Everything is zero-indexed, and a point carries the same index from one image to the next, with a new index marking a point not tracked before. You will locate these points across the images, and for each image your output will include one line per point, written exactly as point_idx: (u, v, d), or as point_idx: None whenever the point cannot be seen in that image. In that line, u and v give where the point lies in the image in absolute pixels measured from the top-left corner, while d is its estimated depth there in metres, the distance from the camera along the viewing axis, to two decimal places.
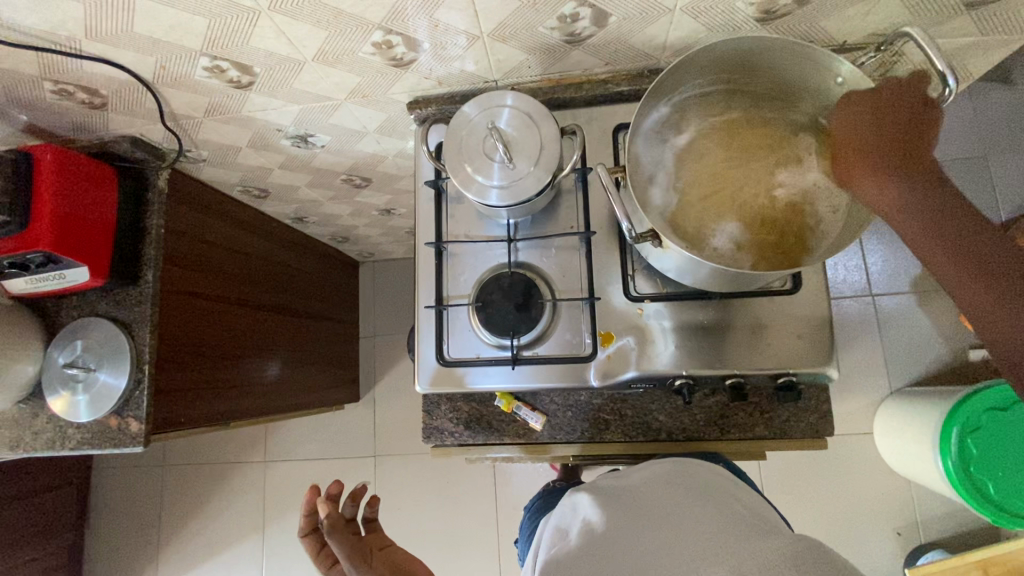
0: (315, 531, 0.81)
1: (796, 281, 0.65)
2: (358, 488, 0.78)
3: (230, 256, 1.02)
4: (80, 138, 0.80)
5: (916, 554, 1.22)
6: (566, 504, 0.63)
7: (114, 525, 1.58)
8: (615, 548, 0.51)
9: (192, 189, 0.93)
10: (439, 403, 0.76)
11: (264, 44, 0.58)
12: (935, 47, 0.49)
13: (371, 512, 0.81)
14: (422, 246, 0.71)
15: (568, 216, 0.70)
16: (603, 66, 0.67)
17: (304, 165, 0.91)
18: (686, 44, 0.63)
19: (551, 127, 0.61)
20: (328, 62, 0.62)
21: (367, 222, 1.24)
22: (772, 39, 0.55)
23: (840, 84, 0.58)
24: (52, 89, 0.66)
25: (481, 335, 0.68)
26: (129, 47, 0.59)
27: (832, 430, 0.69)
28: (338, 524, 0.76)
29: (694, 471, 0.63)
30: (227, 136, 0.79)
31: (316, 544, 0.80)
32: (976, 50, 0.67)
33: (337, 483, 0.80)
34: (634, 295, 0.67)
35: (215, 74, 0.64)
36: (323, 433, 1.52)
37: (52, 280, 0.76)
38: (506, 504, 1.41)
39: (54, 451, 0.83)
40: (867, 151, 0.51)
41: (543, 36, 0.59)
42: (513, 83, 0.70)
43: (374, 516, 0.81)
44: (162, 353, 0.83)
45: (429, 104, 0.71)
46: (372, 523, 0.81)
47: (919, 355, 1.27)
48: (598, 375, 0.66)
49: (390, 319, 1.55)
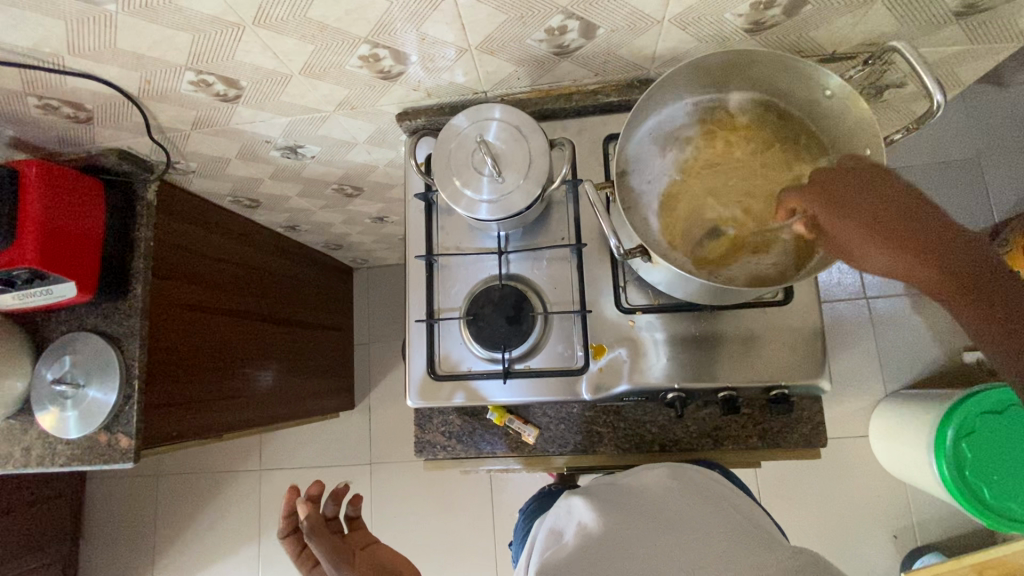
0: (295, 533, 0.79)
1: (788, 293, 0.64)
2: (342, 488, 0.78)
3: (221, 266, 1.01)
4: (67, 151, 0.79)
5: (912, 557, 1.22)
6: (562, 506, 0.62)
7: (109, 535, 1.57)
8: (610, 552, 0.51)
9: (181, 200, 0.93)
10: (432, 416, 0.76)
11: (250, 58, 0.58)
12: (921, 60, 0.49)
13: (353, 511, 0.79)
14: (412, 259, 0.71)
15: (559, 228, 0.70)
16: (592, 77, 0.67)
17: (294, 175, 0.91)
18: (675, 55, 0.63)
19: (540, 140, 0.60)
20: (315, 75, 0.61)
21: (360, 230, 1.23)
22: (757, 52, 0.54)
23: (829, 97, 0.56)
24: (37, 104, 0.66)
25: (472, 348, 0.68)
26: (113, 63, 0.58)
27: (825, 440, 0.69)
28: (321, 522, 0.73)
29: (689, 477, 0.62)
30: (216, 147, 0.78)
31: (295, 546, 0.78)
32: (965, 59, 0.67)
33: (319, 482, 0.77)
34: (626, 307, 0.66)
35: (202, 88, 0.63)
36: (318, 440, 1.51)
37: (40, 296, 0.74)
38: (503, 509, 1.41)
39: (43, 468, 0.82)
40: (846, 212, 0.48)
41: (531, 48, 0.59)
42: (502, 94, 0.69)
43: (357, 515, 0.79)
44: (152, 366, 0.82)
45: (418, 116, 0.71)
46: (355, 523, 0.79)
47: (914, 357, 1.27)
48: (590, 389, 0.65)
49: (385, 325, 1.55)
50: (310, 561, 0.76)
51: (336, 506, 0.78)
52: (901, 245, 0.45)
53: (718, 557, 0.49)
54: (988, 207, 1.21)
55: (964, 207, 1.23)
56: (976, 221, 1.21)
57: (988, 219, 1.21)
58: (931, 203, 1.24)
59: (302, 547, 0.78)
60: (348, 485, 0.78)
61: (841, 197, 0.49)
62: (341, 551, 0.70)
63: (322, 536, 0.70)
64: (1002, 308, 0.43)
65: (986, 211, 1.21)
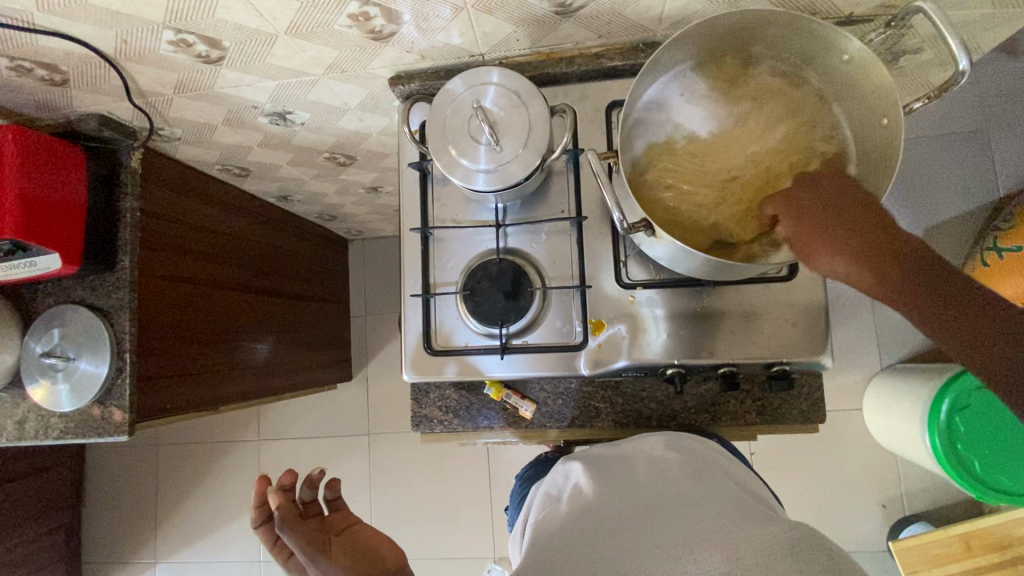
0: (269, 522, 0.81)
1: (792, 269, 0.63)
2: (313, 474, 0.77)
3: (213, 241, 0.99)
4: (45, 116, 0.75)
5: (899, 526, 1.24)
6: (559, 470, 0.64)
7: (112, 503, 1.59)
8: (606, 513, 0.51)
9: (167, 168, 0.89)
10: (428, 391, 0.75)
11: (231, 16, 0.54)
12: (948, 22, 0.47)
13: (331, 495, 0.78)
14: (407, 232, 0.69)
15: (559, 199, 0.68)
16: (596, 39, 0.63)
17: (284, 143, 0.87)
18: (684, 15, 0.59)
19: (540, 107, 0.58)
20: (302, 35, 0.58)
21: (354, 200, 1.20)
22: (771, 11, 0.51)
23: (846, 61, 0.53)
24: (8, 65, 0.62)
25: (469, 323, 0.67)
26: (85, 20, 0.54)
27: (824, 417, 0.69)
28: (289, 516, 0.72)
29: (689, 446, 0.62)
30: (199, 113, 0.75)
31: (270, 534, 0.80)
32: (987, 23, 0.64)
33: (289, 472, 0.79)
34: (627, 282, 0.65)
35: (182, 49, 0.59)
36: (317, 411, 1.51)
37: (23, 269, 0.72)
38: (499, 479, 1.43)
39: (39, 441, 0.82)
40: (838, 241, 0.45)
41: (532, 7, 0.55)
42: (501, 57, 0.66)
43: (336, 497, 0.79)
44: (144, 339, 0.81)
45: (412, 80, 0.68)
46: (336, 504, 0.78)
47: (912, 332, 1.26)
48: (588, 365, 0.64)
49: (380, 297, 1.53)
50: (285, 550, 0.79)
51: (312, 490, 0.78)
52: (858, 252, 0.45)
53: (720, 518, 0.48)
54: (994, 180, 1.18)
55: (967, 181, 1.20)
56: (982, 195, 1.18)
57: (993, 194, 1.17)
58: (930, 175, 1.22)
59: (275, 537, 0.80)
60: (320, 471, 0.77)
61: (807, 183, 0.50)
62: (314, 541, 0.70)
63: (294, 527, 0.71)
64: (930, 289, 0.42)
65: (992, 184, 1.18)
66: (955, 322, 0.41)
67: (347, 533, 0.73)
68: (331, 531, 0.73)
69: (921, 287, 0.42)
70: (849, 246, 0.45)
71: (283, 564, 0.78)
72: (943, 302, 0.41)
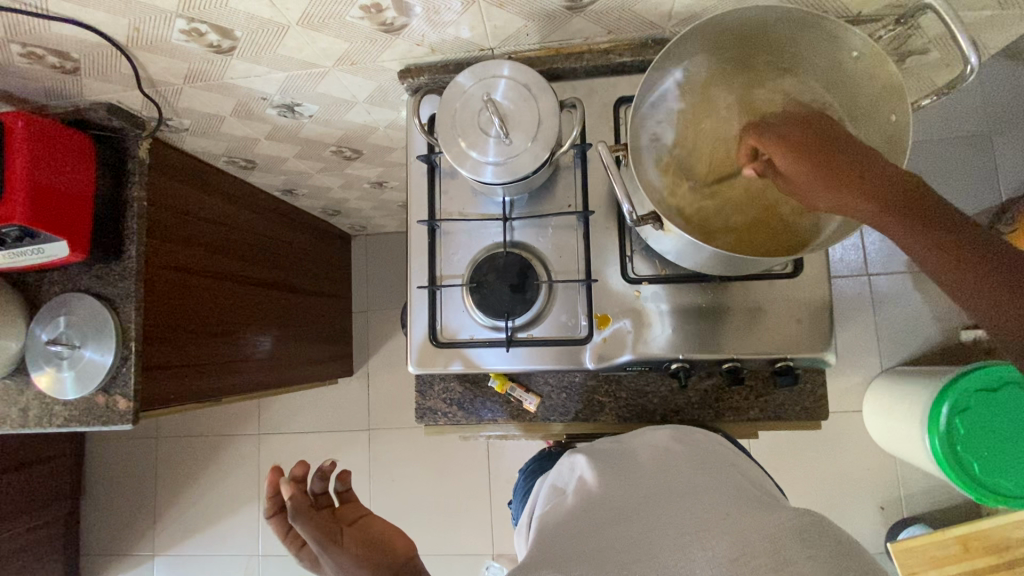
0: (281, 513, 0.81)
1: (797, 265, 0.63)
2: (325, 466, 0.77)
3: (218, 232, 0.99)
4: (54, 104, 0.75)
5: (898, 527, 1.25)
6: (564, 463, 0.64)
7: (111, 495, 1.59)
8: (611, 506, 0.52)
9: (174, 158, 0.89)
10: (432, 384, 0.75)
11: (244, 6, 0.54)
12: (955, 17, 0.47)
13: (342, 487, 0.79)
14: (413, 224, 0.69)
15: (566, 194, 0.68)
16: (605, 35, 0.64)
17: (291, 136, 0.88)
18: (693, 12, 0.59)
19: (549, 100, 0.58)
20: (313, 26, 0.58)
21: (359, 195, 1.20)
22: (780, 8, 0.52)
23: (855, 58, 0.54)
24: (20, 52, 0.62)
25: (475, 316, 0.67)
26: (99, 7, 0.55)
27: (826, 413, 0.69)
28: (302, 507, 0.72)
29: (694, 439, 0.62)
30: (208, 104, 0.76)
31: (282, 526, 0.80)
32: (993, 25, 0.64)
33: (301, 464, 0.79)
34: (632, 277, 0.65)
35: (194, 38, 0.60)
36: (317, 406, 1.52)
37: (31, 255, 0.72)
38: (499, 475, 1.43)
39: (42, 429, 0.82)
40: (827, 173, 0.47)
41: (542, 1, 0.56)
42: (510, 51, 0.66)
43: (346, 490, 0.80)
44: (148, 329, 0.81)
45: (421, 74, 0.68)
46: (346, 497, 0.79)
47: (913, 334, 1.27)
48: (594, 359, 0.65)
49: (382, 293, 1.54)
50: (298, 540, 0.79)
51: (323, 482, 0.78)
52: (845, 178, 0.46)
53: (725, 508, 0.48)
54: (997, 185, 1.20)
55: (970, 185, 1.21)
56: (984, 199, 1.20)
57: (994, 198, 1.19)
58: (934, 178, 1.23)
59: (288, 529, 0.80)
60: (331, 463, 0.77)
61: (772, 131, 0.51)
62: (326, 532, 0.70)
63: (308, 518, 0.71)
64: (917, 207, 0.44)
65: (993, 189, 1.20)
66: (936, 238, 0.43)
67: (358, 524, 0.73)
68: (342, 522, 0.73)
69: (899, 201, 0.44)
70: (835, 174, 0.46)
71: (296, 554, 0.78)
72: (918, 217, 0.43)
